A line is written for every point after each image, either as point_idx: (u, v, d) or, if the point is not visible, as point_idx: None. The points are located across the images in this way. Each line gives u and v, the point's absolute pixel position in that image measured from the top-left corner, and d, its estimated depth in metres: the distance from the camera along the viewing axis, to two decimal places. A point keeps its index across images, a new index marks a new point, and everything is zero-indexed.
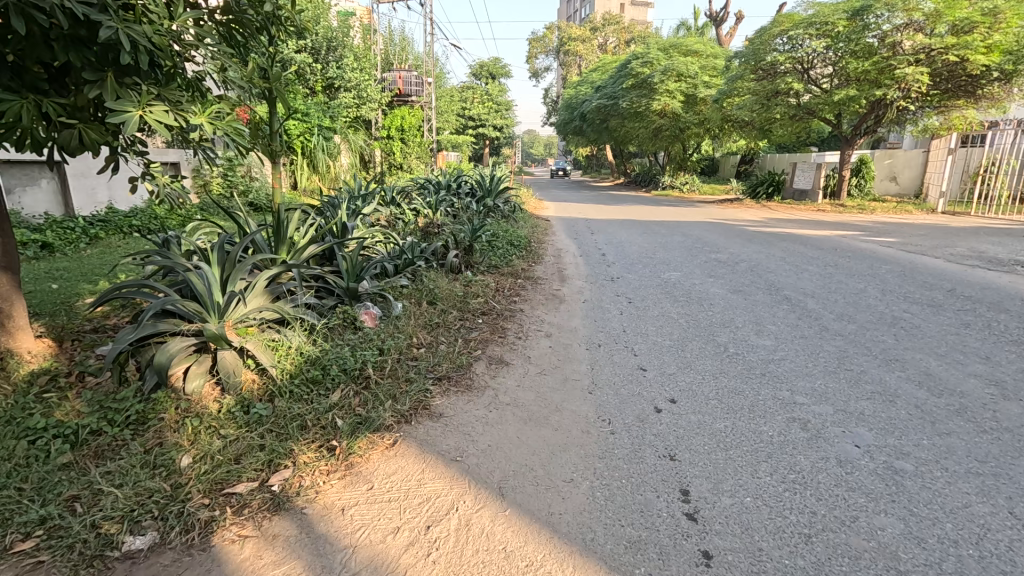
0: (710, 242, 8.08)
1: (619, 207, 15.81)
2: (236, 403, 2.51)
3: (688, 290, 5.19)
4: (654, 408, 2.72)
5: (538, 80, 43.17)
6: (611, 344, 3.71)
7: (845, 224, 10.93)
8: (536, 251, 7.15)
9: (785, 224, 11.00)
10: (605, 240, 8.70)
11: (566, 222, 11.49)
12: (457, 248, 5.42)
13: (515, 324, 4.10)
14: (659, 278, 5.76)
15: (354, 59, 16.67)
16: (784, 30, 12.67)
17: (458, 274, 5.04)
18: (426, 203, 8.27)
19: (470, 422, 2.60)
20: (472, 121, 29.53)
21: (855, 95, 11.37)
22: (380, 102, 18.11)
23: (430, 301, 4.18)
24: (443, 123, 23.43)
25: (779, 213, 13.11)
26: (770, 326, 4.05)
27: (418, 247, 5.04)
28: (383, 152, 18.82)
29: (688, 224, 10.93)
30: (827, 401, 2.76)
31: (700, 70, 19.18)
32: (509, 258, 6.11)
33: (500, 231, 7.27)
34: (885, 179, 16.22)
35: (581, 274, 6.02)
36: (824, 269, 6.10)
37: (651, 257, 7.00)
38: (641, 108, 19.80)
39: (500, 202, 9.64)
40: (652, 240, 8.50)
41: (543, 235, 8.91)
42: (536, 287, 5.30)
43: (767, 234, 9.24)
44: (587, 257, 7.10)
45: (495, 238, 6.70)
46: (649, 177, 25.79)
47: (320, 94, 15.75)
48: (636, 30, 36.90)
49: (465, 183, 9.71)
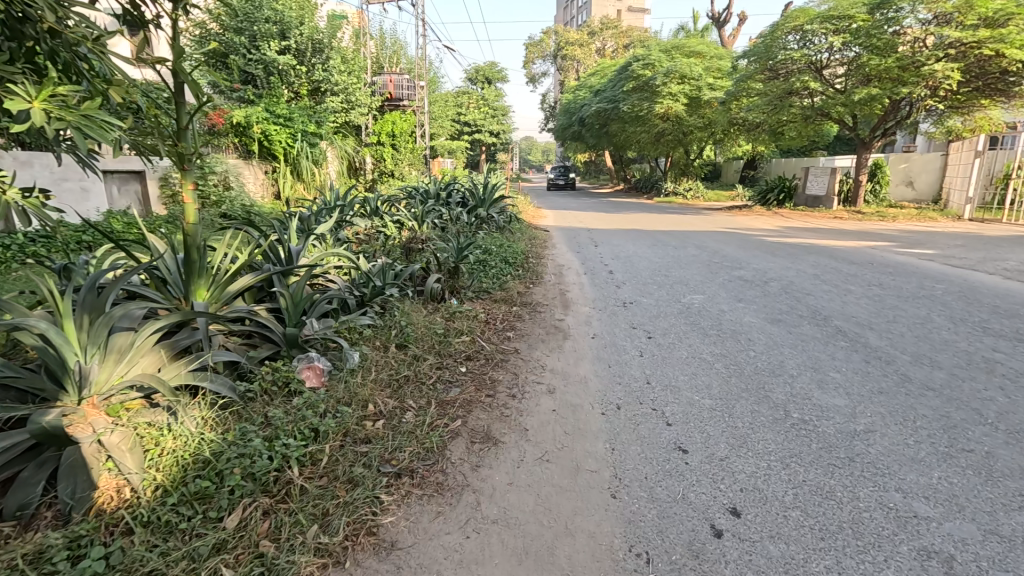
0: (728, 256, 7.22)
1: (622, 215, 15.00)
2: (66, 543, 1.59)
3: (718, 320, 4.32)
4: (714, 533, 1.83)
5: (535, 86, 42.57)
6: (634, 405, 2.82)
7: (868, 233, 10.12)
8: (534, 269, 6.28)
9: (804, 234, 10.16)
10: (611, 254, 7.84)
11: (567, 233, 10.63)
12: (439, 271, 4.55)
13: (508, 373, 3.22)
14: (679, 303, 4.90)
15: (342, 62, 15.86)
16: (797, 26, 11.91)
17: (439, 304, 4.17)
18: (410, 215, 7.41)
19: (435, 562, 1.71)
20: (467, 127, 28.80)
21: (877, 94, 10.61)
22: (370, 107, 17.28)
23: (399, 343, 3.31)
24: (438, 128, 22.68)
25: (792, 220, 12.31)
26: (833, 374, 3.17)
27: (391, 271, 4.17)
28: (374, 159, 18.02)
29: (699, 234, 10.09)
30: (964, 515, 1.89)
31: (704, 71, 18.42)
32: (502, 279, 5.24)
33: (494, 246, 6.42)
34: (901, 184, 15.43)
35: (588, 298, 5.14)
36: (871, 290, 5.23)
37: (665, 274, 6.14)
38: (643, 111, 19.02)
39: (496, 212, 8.79)
40: (664, 254, 7.63)
41: (542, 249, 8.03)
42: (534, 317, 4.42)
43: (788, 246, 8.39)
44: (592, 275, 6.23)
45: (487, 255, 5.84)
46: (651, 183, 24.99)
47: (305, 98, 14.93)
48: (635, 34, 36.30)
49: (456, 192, 8.86)
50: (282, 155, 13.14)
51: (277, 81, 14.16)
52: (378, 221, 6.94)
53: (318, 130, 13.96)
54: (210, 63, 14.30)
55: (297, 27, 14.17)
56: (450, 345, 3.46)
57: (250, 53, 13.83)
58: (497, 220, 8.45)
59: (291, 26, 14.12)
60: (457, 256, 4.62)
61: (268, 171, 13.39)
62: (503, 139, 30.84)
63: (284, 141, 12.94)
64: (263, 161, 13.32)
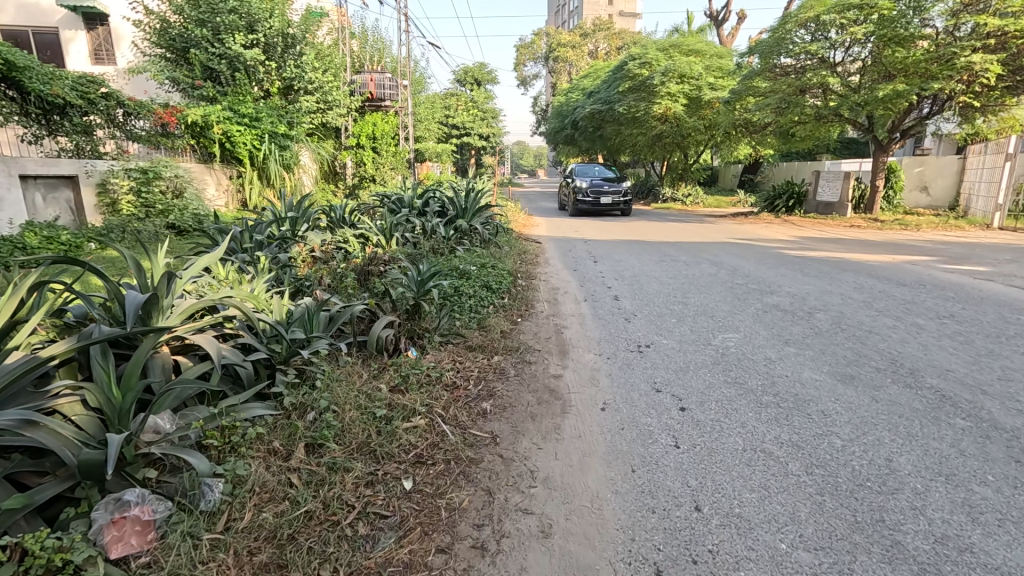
0: (752, 276, 6.14)
1: (620, 223, 13.95)
2: None
3: (768, 377, 3.21)
4: None
5: (525, 89, 41.59)
6: (683, 568, 1.70)
7: (894, 244, 9.16)
8: (523, 295, 5.15)
9: (825, 245, 9.15)
10: (613, 271, 6.75)
11: (561, 244, 9.58)
12: (393, 309, 3.42)
13: (476, 492, 2.08)
14: (709, 346, 3.79)
15: (317, 58, 14.68)
16: (811, 17, 10.92)
17: (389, 358, 3.05)
18: (375, 228, 6.26)
19: None
20: (456, 130, 27.68)
21: (902, 91, 9.65)
22: (349, 107, 16.11)
23: (310, 443, 2.17)
24: (425, 131, 21.55)
25: (806, 229, 11.31)
26: (982, 490, 2.05)
27: (322, 314, 3.06)
28: (354, 163, 16.86)
29: (708, 246, 9.04)
30: None
31: (704, 70, 17.43)
32: (480, 316, 4.09)
33: (474, 267, 5.30)
34: (915, 189, 14.48)
35: (590, 339, 4.02)
36: (947, 326, 4.15)
37: (683, 302, 5.03)
38: (640, 113, 18.01)
39: (480, 223, 7.65)
40: (675, 272, 6.56)
41: (533, 267, 6.90)
42: (521, 374, 3.28)
43: (814, 261, 7.35)
44: (594, 302, 5.11)
45: (464, 281, 4.70)
46: (647, 188, 24.02)
47: (276, 97, 13.74)
48: (628, 36, 35.49)
49: (435, 200, 7.71)
50: (248, 159, 11.94)
51: (245, 78, 12.96)
52: (336, 236, 5.84)
53: (290, 132, 12.79)
54: (171, 58, 13.10)
55: (266, 20, 12.96)
56: (395, 438, 2.32)
57: (215, 48, 12.66)
58: (482, 232, 7.30)
59: (260, 18, 12.92)
60: (420, 292, 3.48)
61: (234, 176, 12.20)
62: (493, 142, 29.73)
63: (249, 143, 11.74)
64: (228, 165, 12.13)
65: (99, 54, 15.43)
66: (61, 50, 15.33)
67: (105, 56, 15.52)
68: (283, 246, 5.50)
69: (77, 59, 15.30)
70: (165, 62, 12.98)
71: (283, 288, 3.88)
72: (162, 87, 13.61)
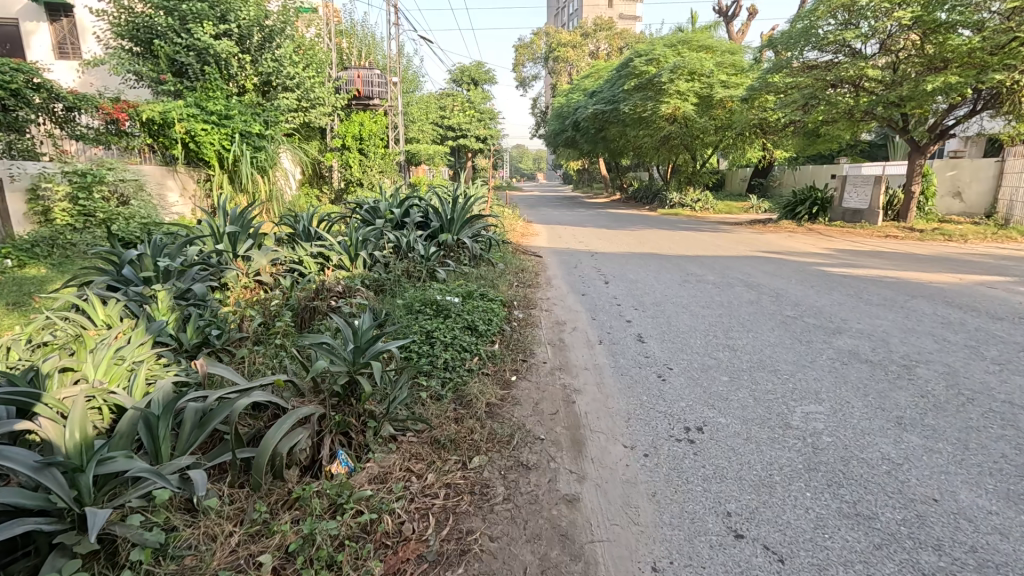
0: (805, 306, 4.94)
1: (626, 231, 12.79)
2: None
3: (908, 504, 2.02)
4: None
5: (525, 91, 40.43)
6: None
7: (946, 258, 8.03)
8: (519, 337, 3.95)
9: (867, 260, 8.01)
10: (629, 296, 5.56)
11: (564, 258, 8.43)
12: (313, 394, 2.19)
13: None
14: (789, 431, 2.60)
15: (298, 52, 13.57)
16: (840, 3, 9.85)
17: (292, 496, 1.82)
18: (335, 246, 5.06)
19: None
20: (451, 132, 26.56)
21: (958, 82, 8.71)
22: (334, 106, 14.95)
23: None
24: (419, 132, 20.40)
25: (837, 240, 10.18)
26: None
27: (193, 409, 1.85)
28: (340, 166, 15.66)
29: (733, 260, 7.86)
30: None
31: (716, 67, 16.30)
32: (458, 384, 2.91)
33: (457, 300, 4.12)
34: (948, 195, 13.37)
35: (614, 414, 2.84)
36: None
37: (729, 348, 3.84)
38: (647, 112, 16.86)
39: (469, 236, 6.44)
40: (705, 298, 5.37)
41: (531, 291, 5.70)
42: (514, 496, 2.08)
43: (864, 281, 6.20)
44: (611, 347, 3.93)
45: (440, 323, 3.52)
46: (652, 194, 22.86)
47: (252, 94, 12.60)
48: (630, 36, 34.38)
49: (415, 210, 6.49)
50: (217, 160, 10.72)
51: (216, 72, 11.80)
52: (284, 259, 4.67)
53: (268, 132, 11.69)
54: (135, 50, 11.94)
55: (240, 9, 11.91)
56: None
57: (183, 38, 11.56)
58: (472, 248, 6.14)
59: (233, 8, 11.85)
60: (354, 361, 2.26)
61: (202, 180, 11.01)
62: (491, 145, 28.53)
63: (216, 142, 10.53)
64: (194, 167, 10.94)
65: (63, 47, 14.21)
66: (21, 43, 14.13)
67: (70, 50, 14.30)
68: (212, 270, 4.33)
69: (39, 53, 14.08)
70: (127, 53, 11.79)
71: (169, 360, 2.69)
72: (127, 83, 12.44)
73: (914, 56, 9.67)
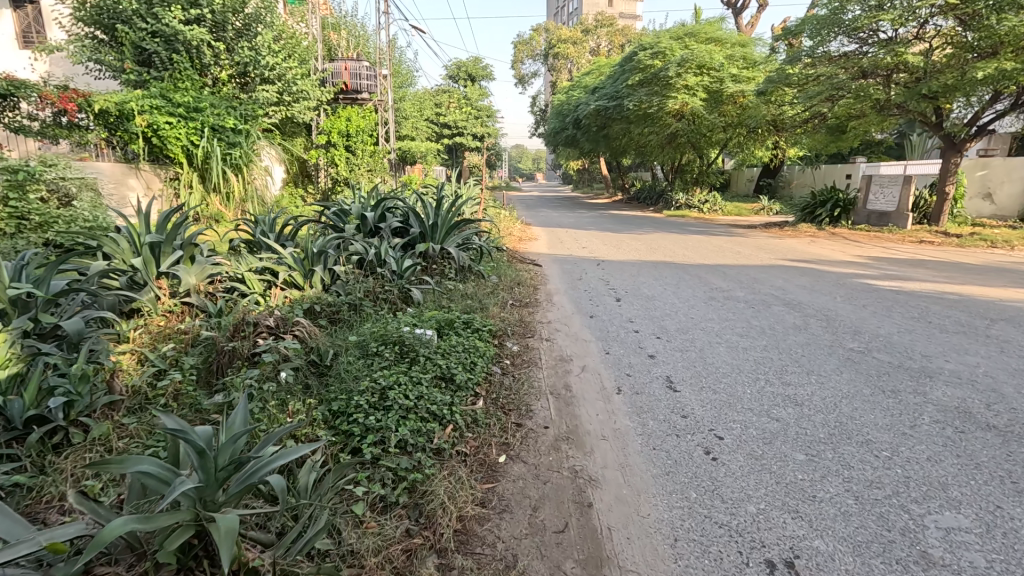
0: (867, 336, 3.97)
1: (632, 235, 11.83)
2: None
3: None
4: None
5: (524, 89, 39.42)
6: None
7: (998, 268, 7.10)
8: (511, 386, 2.99)
9: (910, 269, 7.06)
10: (646, 318, 4.61)
11: (566, 266, 7.50)
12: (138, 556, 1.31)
13: None
14: (934, 575, 1.65)
15: (278, 41, 12.61)
16: None
17: None
18: (285, 257, 4.07)
19: None
20: (447, 130, 25.56)
21: (1013, 68, 8.04)
22: (319, 100, 14.00)
23: None
24: (412, 130, 19.46)
25: (866, 246, 9.25)
26: None
27: None
28: (325, 164, 14.69)
29: (757, 270, 6.91)
30: None
31: (726, 60, 15.36)
32: (415, 484, 1.96)
33: (430, 334, 3.16)
34: (977, 197, 12.45)
35: (653, 533, 1.87)
36: None
37: (792, 403, 2.88)
38: (652, 109, 15.91)
39: (456, 245, 5.49)
40: (741, 322, 4.41)
41: (529, 312, 4.76)
42: None
43: (921, 298, 5.24)
44: (634, 400, 2.97)
45: (401, 375, 2.56)
46: (655, 195, 21.89)
47: (228, 86, 11.65)
48: (631, 33, 33.50)
49: (391, 212, 5.50)
50: (185, 156, 9.83)
51: (186, 60, 10.84)
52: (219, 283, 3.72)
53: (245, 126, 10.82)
54: (98, 36, 10.94)
55: None
56: None
57: (149, 23, 10.59)
58: (459, 258, 5.19)
59: None
60: (199, 503, 1.32)
61: (168, 179, 10.05)
62: (488, 143, 27.52)
63: (183, 138, 9.62)
64: (159, 164, 9.97)
65: (27, 36, 13.08)
66: None
67: (34, 38, 13.15)
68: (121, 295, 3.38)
69: None
70: (89, 40, 10.78)
71: None
72: (90, 73, 11.43)
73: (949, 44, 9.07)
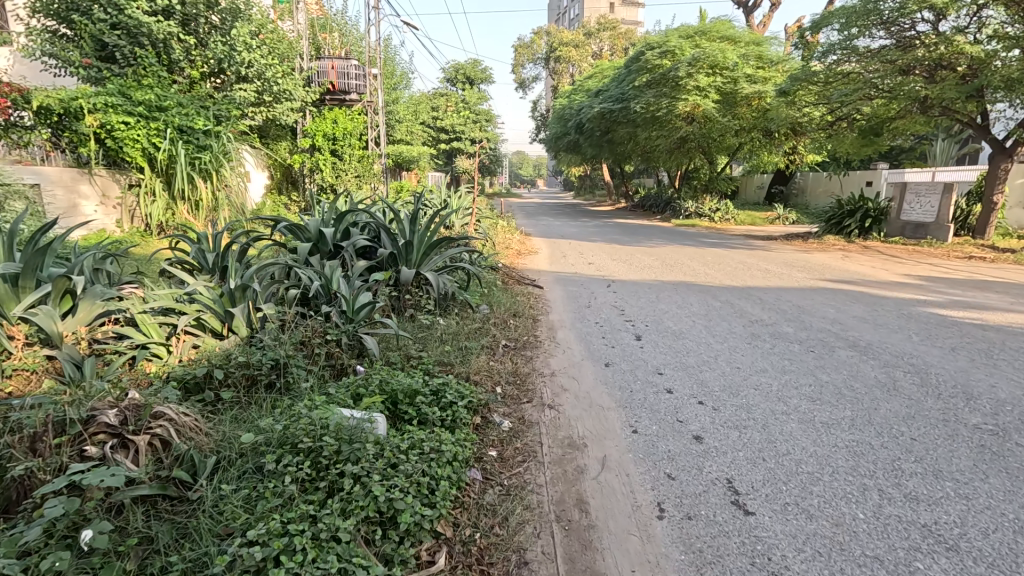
0: (988, 403, 2.90)
1: (642, 248, 10.76)
2: None
3: None
4: None
5: (524, 93, 38.50)
6: None
7: None
8: (496, 516, 1.93)
9: (977, 292, 5.98)
10: (679, 369, 3.54)
11: (571, 288, 6.43)
12: None
13: None
14: None
15: (257, 36, 11.63)
16: None
17: None
18: (193, 290, 3.01)
19: None
20: (444, 134, 24.54)
21: None
22: (303, 101, 13.01)
23: None
24: (406, 134, 18.46)
25: (910, 263, 8.18)
26: None
27: None
28: (309, 170, 13.66)
29: (796, 294, 5.82)
30: None
31: (741, 59, 14.37)
32: None
33: (374, 424, 2.10)
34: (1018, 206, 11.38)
35: None
36: None
37: (942, 548, 1.81)
38: (661, 111, 14.91)
39: (437, 266, 4.45)
40: (804, 376, 3.35)
41: (526, 359, 3.70)
42: None
43: (1019, 337, 4.15)
44: (687, 534, 1.90)
45: (302, 530, 1.49)
46: (662, 202, 20.88)
47: (200, 85, 10.70)
48: (635, 36, 32.64)
49: (358, 227, 4.46)
50: (146, 160, 8.88)
51: (152, 55, 9.86)
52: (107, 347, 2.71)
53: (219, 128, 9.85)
54: (56, 29, 9.97)
55: None
56: None
57: (110, 14, 9.61)
58: (440, 284, 4.14)
59: None
60: None
61: (128, 186, 9.16)
62: (487, 148, 26.53)
63: (141, 139, 8.69)
64: (117, 169, 9.10)
65: None
66: None
67: None
68: None
69: None
70: (46, 32, 9.79)
71: None
72: (50, 70, 10.44)
73: (997, 31, 8.18)
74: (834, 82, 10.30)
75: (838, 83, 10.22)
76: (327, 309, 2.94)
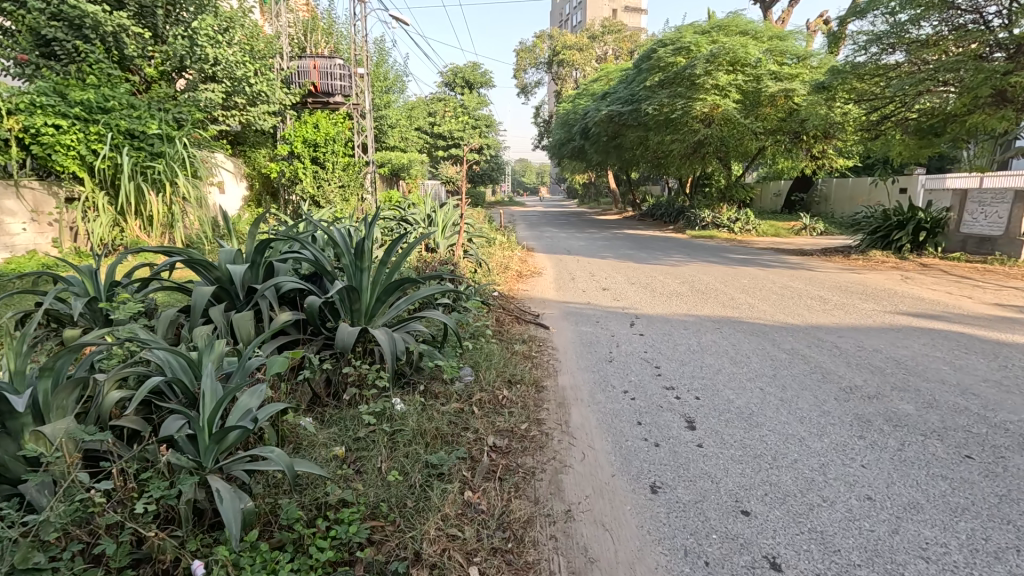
0: None
1: (661, 265, 9.43)
2: None
3: None
4: None
5: (526, 100, 37.33)
6: None
7: None
8: None
9: None
10: (774, 502, 2.17)
11: (585, 325, 5.10)
12: None
13: None
14: None
15: (227, 30, 10.37)
16: None
17: None
18: None
19: None
20: (442, 140, 23.33)
21: None
22: (281, 103, 11.79)
23: None
24: (399, 141, 17.27)
25: (989, 287, 6.80)
26: None
27: None
28: (288, 180, 12.30)
29: (879, 338, 4.43)
30: None
31: (763, 55, 13.08)
32: None
33: None
34: None
35: None
36: None
37: None
38: (675, 113, 13.61)
39: (393, 318, 3.16)
40: (996, 528, 1.97)
41: (524, 480, 2.33)
42: None
43: None
44: None
45: None
46: (674, 212, 19.57)
47: (160, 86, 9.52)
48: (640, 39, 31.55)
49: (288, 261, 3.20)
50: (84, 169, 7.56)
51: (98, 51, 8.60)
52: None
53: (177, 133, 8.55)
54: None
55: None
56: None
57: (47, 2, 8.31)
58: (394, 348, 2.85)
59: None
60: None
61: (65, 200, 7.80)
62: (488, 156, 25.28)
63: (77, 145, 7.42)
64: (53, 181, 7.76)
65: None
66: None
67: None
68: None
69: None
70: None
71: None
72: None
73: None
74: (881, 76, 8.96)
75: (887, 77, 8.88)
76: (167, 433, 1.67)
